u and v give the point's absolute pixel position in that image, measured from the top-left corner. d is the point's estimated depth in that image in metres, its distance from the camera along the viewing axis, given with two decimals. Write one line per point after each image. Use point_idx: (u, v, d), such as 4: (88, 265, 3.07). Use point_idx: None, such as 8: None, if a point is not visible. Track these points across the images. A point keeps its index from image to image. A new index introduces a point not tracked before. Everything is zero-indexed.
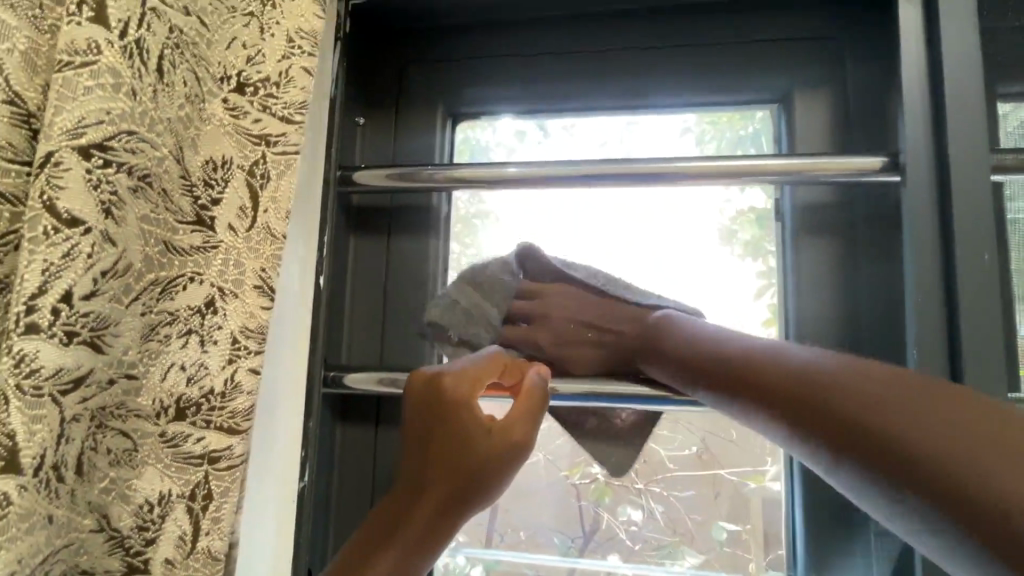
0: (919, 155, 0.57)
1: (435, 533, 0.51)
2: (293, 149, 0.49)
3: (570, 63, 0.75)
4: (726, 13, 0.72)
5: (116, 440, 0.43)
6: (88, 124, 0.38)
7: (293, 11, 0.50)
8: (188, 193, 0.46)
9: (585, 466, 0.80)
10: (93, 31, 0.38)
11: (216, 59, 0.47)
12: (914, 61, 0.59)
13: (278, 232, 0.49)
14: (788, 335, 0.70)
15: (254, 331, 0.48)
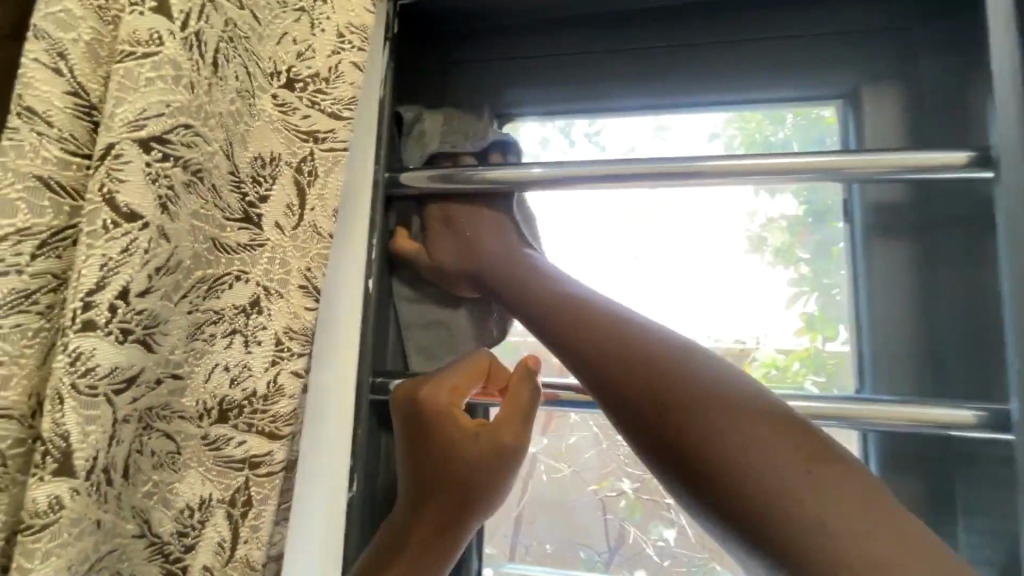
0: (1019, 155, 0.52)
1: (441, 535, 0.58)
2: (341, 146, 0.48)
3: (618, 61, 0.73)
4: (787, 6, 0.68)
5: (159, 441, 0.42)
6: (149, 116, 0.38)
7: (342, 5, 0.49)
8: (236, 190, 0.44)
9: (614, 479, 0.76)
10: (155, 21, 0.38)
11: (266, 54, 0.46)
12: (1007, 51, 0.54)
13: (324, 231, 0.47)
14: (861, 342, 0.65)
15: (298, 333, 0.46)
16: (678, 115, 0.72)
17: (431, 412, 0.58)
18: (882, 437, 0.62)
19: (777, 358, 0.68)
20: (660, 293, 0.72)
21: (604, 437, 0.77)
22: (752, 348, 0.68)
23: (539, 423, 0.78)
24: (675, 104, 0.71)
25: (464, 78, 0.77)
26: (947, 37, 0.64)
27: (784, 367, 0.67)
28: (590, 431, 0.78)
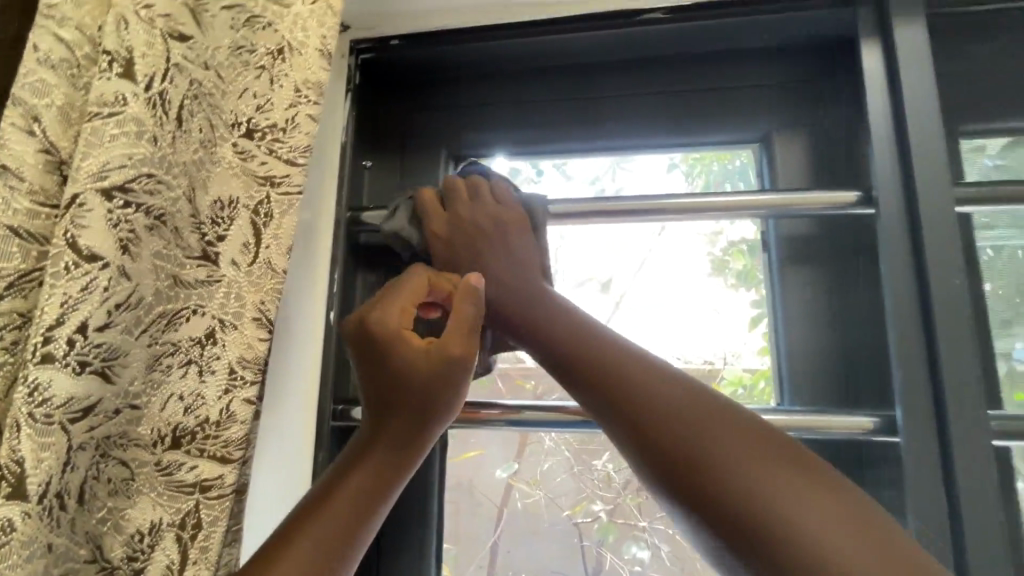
0: (890, 187, 0.60)
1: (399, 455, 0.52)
2: (296, 189, 0.52)
3: (564, 109, 0.80)
4: (707, 63, 0.77)
5: (116, 468, 0.44)
6: (111, 168, 0.42)
7: (299, 64, 0.53)
8: (196, 230, 0.48)
9: (587, 504, 0.80)
10: (121, 85, 0.43)
11: (229, 107, 0.50)
12: (880, 108, 0.62)
13: (278, 267, 0.51)
14: (780, 363, 0.71)
15: (251, 362, 0.49)
16: (640, 154, 0.79)
17: (380, 338, 0.52)
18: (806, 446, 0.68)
19: (743, 376, 0.73)
20: (634, 314, 0.77)
21: (576, 461, 0.81)
22: (719, 368, 0.73)
23: (515, 448, 0.83)
24: (631, 145, 0.78)
25: (423, 121, 0.83)
26: (842, 90, 0.73)
27: (751, 385, 0.72)
28: (563, 455, 0.82)
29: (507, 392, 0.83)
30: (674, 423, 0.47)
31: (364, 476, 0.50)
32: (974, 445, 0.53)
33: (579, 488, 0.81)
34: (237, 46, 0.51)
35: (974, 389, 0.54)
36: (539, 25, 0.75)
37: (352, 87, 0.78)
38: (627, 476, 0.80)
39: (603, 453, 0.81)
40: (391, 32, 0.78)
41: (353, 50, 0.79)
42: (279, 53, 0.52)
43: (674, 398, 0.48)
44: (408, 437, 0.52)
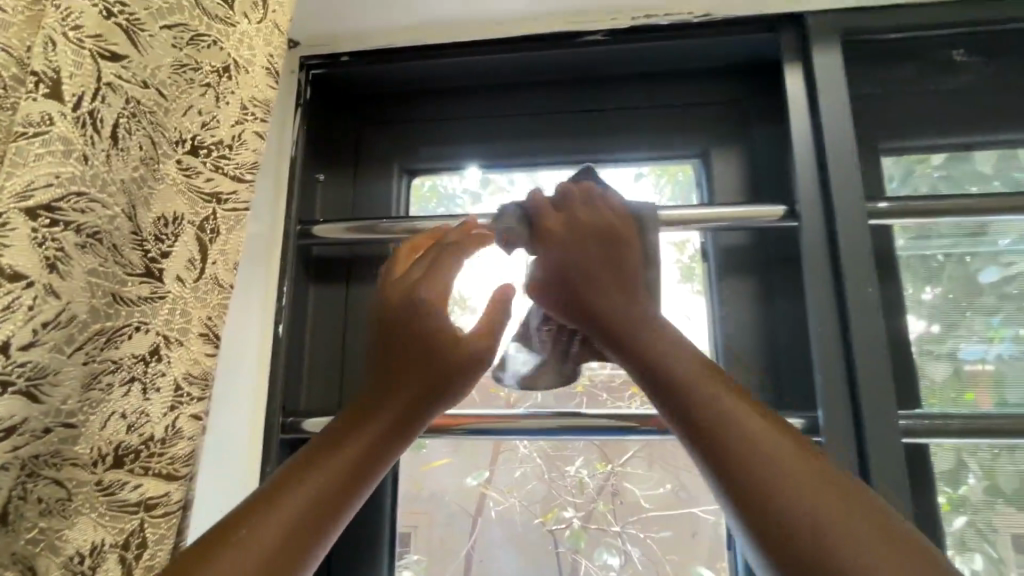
0: (812, 206, 0.67)
1: (395, 435, 0.53)
2: (243, 206, 0.54)
3: (517, 125, 0.82)
4: (649, 82, 0.81)
5: (49, 489, 0.43)
6: (37, 187, 0.41)
7: (246, 82, 0.55)
8: (138, 247, 0.48)
9: (559, 511, 0.82)
10: (47, 105, 0.42)
11: (172, 125, 0.50)
12: (802, 126, 0.70)
13: (225, 283, 0.53)
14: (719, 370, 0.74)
15: (198, 378, 0.51)
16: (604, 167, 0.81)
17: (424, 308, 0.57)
18: None
19: None
20: None
21: (547, 468, 0.83)
22: None
23: (487, 455, 0.84)
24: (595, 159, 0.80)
25: (377, 135, 0.84)
26: (772, 109, 0.77)
27: None
28: (534, 462, 0.83)
29: (481, 399, 0.85)
30: (750, 449, 0.44)
31: (350, 460, 0.49)
32: (883, 430, 0.61)
33: (550, 494, 0.82)
34: (179, 63, 0.50)
35: (884, 382, 0.62)
36: (488, 46, 0.78)
37: (302, 102, 0.80)
38: (601, 481, 0.82)
39: (576, 459, 0.83)
40: (341, 49, 0.80)
41: (302, 65, 0.80)
42: (224, 71, 0.53)
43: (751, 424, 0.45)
44: (405, 421, 0.54)
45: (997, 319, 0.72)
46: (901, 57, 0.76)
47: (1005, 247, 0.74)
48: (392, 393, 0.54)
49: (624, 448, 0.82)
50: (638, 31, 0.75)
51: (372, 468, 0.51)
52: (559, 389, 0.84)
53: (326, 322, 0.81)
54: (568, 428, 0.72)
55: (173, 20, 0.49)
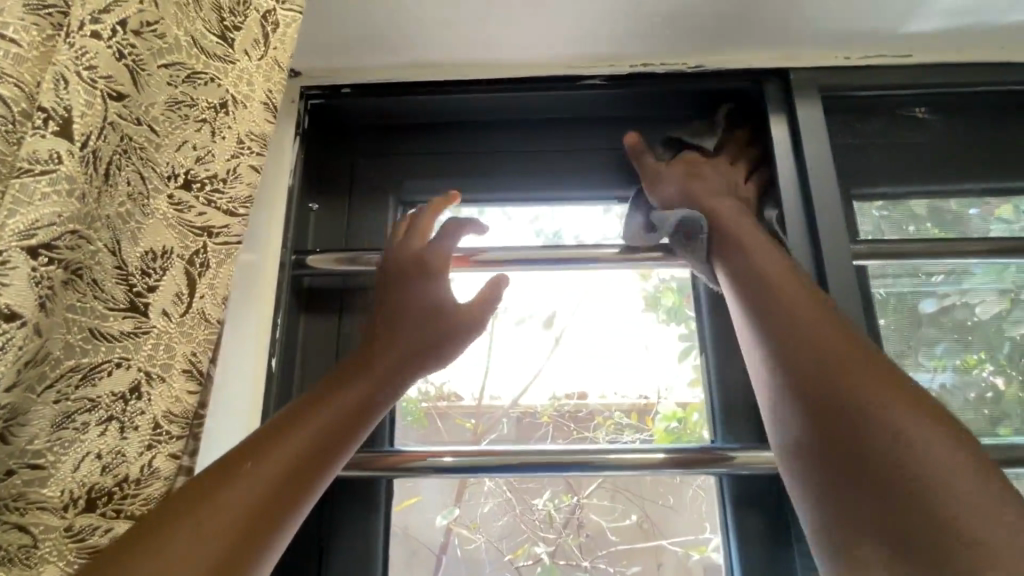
0: (802, 248, 0.70)
1: (384, 384, 0.58)
2: (234, 239, 0.53)
3: (511, 161, 0.84)
4: (641, 123, 0.85)
5: (13, 534, 0.42)
6: (40, 226, 0.41)
7: (243, 116, 0.54)
8: (123, 282, 0.47)
9: (529, 547, 0.81)
10: (56, 143, 0.42)
11: (164, 160, 0.50)
12: (786, 170, 0.73)
13: (212, 317, 0.51)
14: (712, 394, 0.81)
15: (178, 416, 0.49)
16: (568, 206, 0.84)
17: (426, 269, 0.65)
18: (734, 481, 0.77)
19: (676, 410, 0.82)
20: (577, 354, 0.85)
21: (516, 501, 0.82)
22: (655, 401, 0.83)
23: (453, 492, 0.82)
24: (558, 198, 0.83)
25: (370, 166, 0.84)
26: None
27: (684, 418, 0.82)
28: (503, 496, 0.83)
29: (447, 435, 0.82)
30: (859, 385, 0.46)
31: (336, 408, 0.53)
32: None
33: (514, 529, 0.81)
34: (175, 101, 0.51)
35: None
36: (490, 85, 0.80)
37: (301, 131, 0.78)
38: (566, 513, 0.82)
39: (543, 492, 0.83)
40: (343, 81, 0.80)
41: (303, 96, 0.80)
42: (220, 107, 0.53)
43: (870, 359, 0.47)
44: (391, 376, 0.58)
45: (936, 351, 0.77)
46: (871, 112, 0.81)
47: (938, 282, 0.79)
48: (346, 382, 0.56)
49: (589, 479, 0.83)
50: (632, 78, 0.80)
51: (331, 449, 0.51)
52: (524, 421, 0.83)
53: (311, 361, 0.76)
54: (549, 463, 0.71)
55: (171, 60, 0.51)
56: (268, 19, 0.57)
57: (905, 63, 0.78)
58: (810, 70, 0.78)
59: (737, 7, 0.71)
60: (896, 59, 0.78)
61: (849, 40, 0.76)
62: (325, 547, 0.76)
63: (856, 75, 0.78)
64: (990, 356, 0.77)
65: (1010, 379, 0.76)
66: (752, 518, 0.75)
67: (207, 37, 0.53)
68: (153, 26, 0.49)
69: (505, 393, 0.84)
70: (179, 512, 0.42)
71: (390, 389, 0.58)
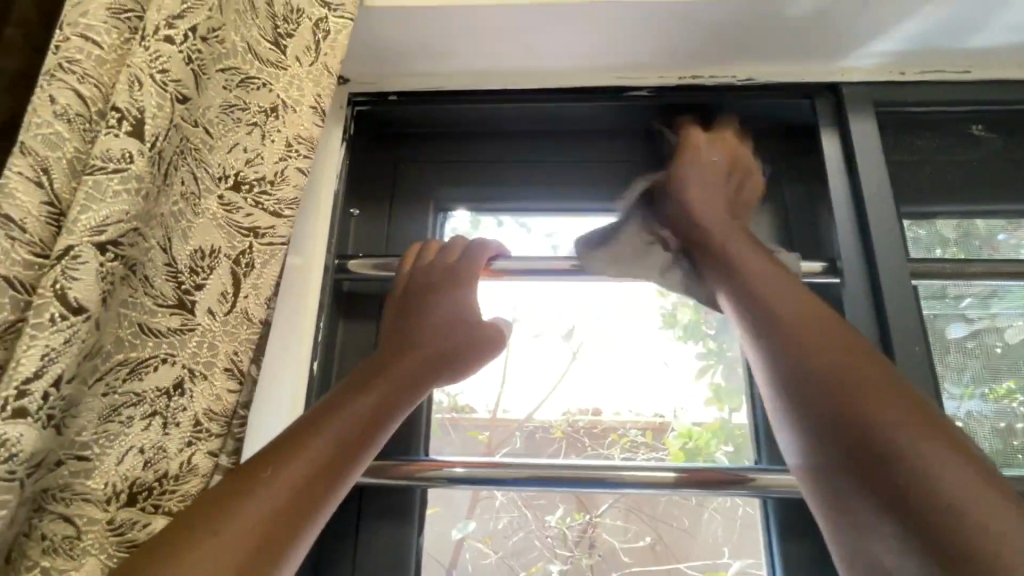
0: (853, 262, 0.69)
1: (410, 386, 0.56)
2: (279, 241, 0.53)
3: (549, 172, 0.84)
4: None
5: (57, 525, 0.42)
6: (110, 223, 0.42)
7: (293, 120, 0.55)
8: (172, 279, 0.48)
9: (544, 565, 0.78)
10: (128, 143, 0.44)
11: (216, 161, 0.52)
12: (840, 183, 0.72)
13: (254, 317, 0.51)
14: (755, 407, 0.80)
15: (218, 415, 0.48)
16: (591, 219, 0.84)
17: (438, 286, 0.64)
18: (778, 503, 0.75)
19: (692, 429, 0.80)
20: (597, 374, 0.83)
21: (530, 517, 0.79)
22: (669, 421, 0.81)
23: (464, 505, 0.79)
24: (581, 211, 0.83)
25: (411, 173, 0.84)
26: (799, 168, 0.81)
27: (698, 437, 0.80)
28: (517, 510, 0.80)
29: (459, 446, 0.81)
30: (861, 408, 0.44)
31: (363, 405, 0.52)
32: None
33: (525, 544, 0.78)
34: (229, 105, 0.53)
35: None
36: (535, 97, 0.80)
37: (346, 137, 0.80)
38: (578, 531, 0.79)
39: (555, 508, 0.79)
40: (390, 88, 0.81)
41: (349, 101, 0.81)
42: (272, 111, 0.54)
43: (839, 346, 0.48)
44: (415, 376, 0.57)
45: (970, 376, 0.70)
46: (924, 128, 0.77)
47: (967, 306, 0.72)
48: (366, 386, 0.54)
49: (601, 498, 0.79)
50: (679, 91, 0.78)
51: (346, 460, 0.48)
52: (536, 435, 0.82)
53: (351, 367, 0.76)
54: (581, 478, 0.69)
55: (228, 64, 0.54)
56: (321, 27, 0.58)
57: (963, 79, 0.75)
58: (862, 84, 0.76)
59: (792, 21, 0.69)
60: (954, 75, 0.75)
61: (904, 55, 0.74)
62: (356, 555, 0.75)
63: (914, 89, 0.76)
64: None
65: None
66: (796, 542, 0.73)
67: (261, 44, 0.56)
68: (217, 32, 0.52)
69: (517, 407, 0.83)
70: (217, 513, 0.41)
71: (415, 391, 0.57)
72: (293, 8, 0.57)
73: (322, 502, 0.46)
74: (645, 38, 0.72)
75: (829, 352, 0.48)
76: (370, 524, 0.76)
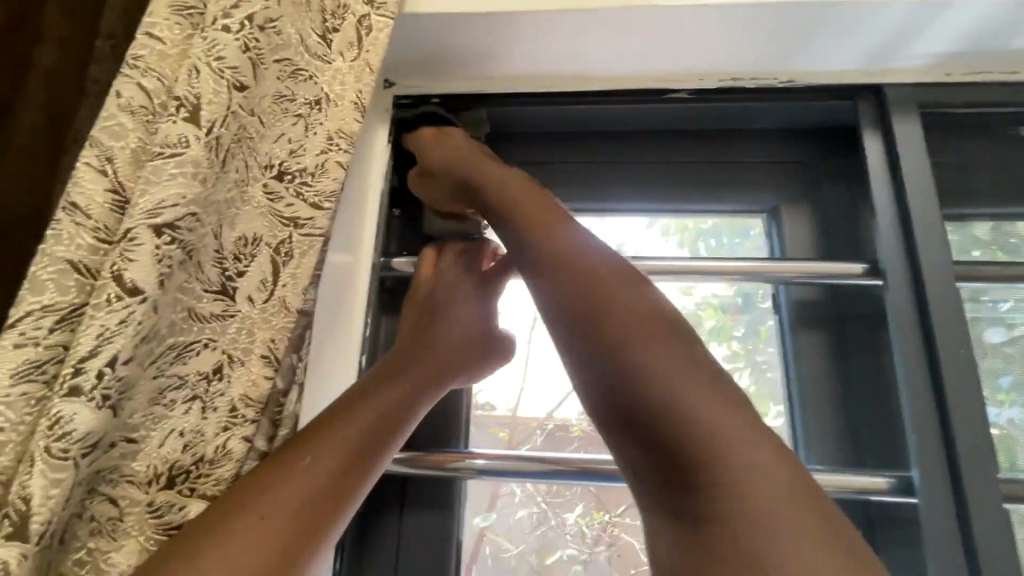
0: (896, 262, 0.68)
1: (432, 383, 0.59)
2: (317, 232, 0.55)
3: (588, 174, 0.84)
4: (720, 137, 0.84)
5: (105, 506, 0.45)
6: (165, 206, 0.45)
7: (335, 115, 0.58)
8: (218, 264, 0.51)
9: (560, 561, 0.79)
10: (185, 128, 0.47)
11: (264, 150, 0.54)
12: (880, 185, 0.72)
13: (291, 305, 0.53)
14: (792, 416, 0.75)
15: (253, 400, 0.50)
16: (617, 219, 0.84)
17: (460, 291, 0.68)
18: None
19: None
20: None
21: (551, 513, 0.80)
22: None
23: (486, 498, 0.81)
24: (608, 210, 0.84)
25: None
26: (835, 171, 0.80)
27: None
28: (536, 507, 0.81)
29: (483, 442, 0.83)
30: (654, 383, 0.43)
31: (391, 399, 0.55)
32: (985, 499, 0.59)
33: (545, 541, 0.79)
34: (280, 95, 0.56)
35: (981, 450, 0.61)
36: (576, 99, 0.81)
37: (394, 138, 0.82)
38: (598, 531, 0.79)
39: (575, 506, 0.80)
40: (433, 90, 0.82)
41: (394, 103, 0.82)
42: (316, 104, 0.57)
43: (641, 348, 0.45)
44: (433, 376, 0.60)
45: (1018, 382, 0.69)
46: (972, 129, 0.76)
47: (1018, 309, 0.71)
48: (396, 378, 0.57)
49: (622, 497, 0.80)
50: (719, 93, 0.78)
51: (371, 452, 0.51)
52: (557, 433, 0.83)
53: None
54: (615, 475, 0.69)
55: (283, 56, 0.56)
56: (364, 24, 0.61)
57: (1013, 80, 0.73)
58: (908, 87, 0.74)
59: (836, 22, 0.68)
60: (1003, 76, 0.74)
61: (951, 56, 0.72)
62: (398, 545, 0.77)
63: (961, 91, 0.74)
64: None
65: None
66: None
67: (312, 37, 0.59)
68: (274, 22, 0.54)
69: (540, 405, 0.84)
70: (235, 515, 0.43)
71: (434, 388, 0.60)
72: (340, 4, 0.61)
73: (347, 500, 0.48)
74: (684, 40, 0.72)
75: (667, 366, 0.44)
76: (407, 516, 0.78)
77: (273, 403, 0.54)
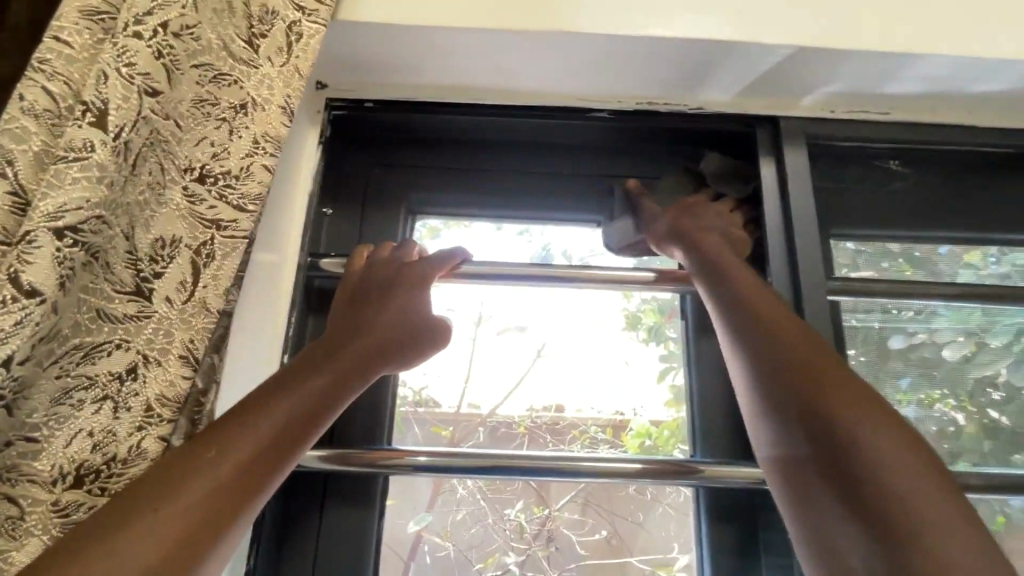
0: (781, 277, 0.77)
1: (357, 371, 0.60)
2: (240, 234, 0.55)
3: (515, 183, 0.90)
4: (638, 156, 0.91)
5: (3, 505, 0.44)
6: (68, 209, 0.45)
7: (261, 118, 0.58)
8: (131, 265, 0.51)
9: (498, 556, 0.83)
10: (91, 133, 0.47)
11: (183, 154, 0.55)
12: (773, 207, 0.79)
13: (212, 307, 0.53)
14: (693, 409, 0.86)
15: (170, 401, 0.51)
16: (548, 226, 0.90)
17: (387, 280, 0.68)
18: (707, 492, 0.82)
19: (648, 426, 0.87)
20: (567, 378, 0.89)
21: (490, 512, 0.84)
22: (629, 417, 0.87)
23: (426, 497, 0.83)
24: (536, 217, 0.89)
25: (384, 179, 0.88)
26: None
27: (654, 433, 0.87)
28: (477, 504, 0.84)
29: (423, 440, 0.85)
30: (828, 399, 0.53)
31: (311, 386, 0.56)
32: None
33: (483, 537, 0.83)
34: (200, 99, 0.56)
35: None
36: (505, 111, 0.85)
37: (323, 139, 0.83)
38: (537, 526, 0.84)
39: (515, 502, 0.85)
40: (367, 95, 0.84)
41: (326, 105, 0.83)
42: (240, 108, 0.58)
43: (822, 372, 0.55)
44: (358, 363, 0.61)
45: (904, 385, 0.79)
46: (850, 160, 0.86)
47: (897, 321, 0.81)
48: (314, 369, 0.58)
49: (561, 491, 0.85)
50: (636, 114, 0.84)
51: (290, 437, 0.52)
52: (500, 429, 0.87)
53: None
54: (527, 469, 0.73)
55: (202, 61, 0.57)
56: (294, 30, 0.62)
57: (883, 119, 0.84)
58: (797, 120, 0.83)
59: (733, 58, 0.76)
60: (876, 116, 0.84)
61: (835, 95, 0.82)
62: (317, 542, 0.79)
63: (840, 126, 0.84)
64: (958, 392, 0.80)
65: (969, 416, 0.79)
66: (720, 528, 0.80)
67: (236, 42, 0.59)
68: (190, 29, 0.55)
69: (484, 400, 0.88)
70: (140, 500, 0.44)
71: (359, 376, 0.60)
72: (268, 10, 0.61)
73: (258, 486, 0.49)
74: (600, 65, 0.77)
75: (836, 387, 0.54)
76: (327, 513, 0.79)
77: (192, 402, 0.55)
